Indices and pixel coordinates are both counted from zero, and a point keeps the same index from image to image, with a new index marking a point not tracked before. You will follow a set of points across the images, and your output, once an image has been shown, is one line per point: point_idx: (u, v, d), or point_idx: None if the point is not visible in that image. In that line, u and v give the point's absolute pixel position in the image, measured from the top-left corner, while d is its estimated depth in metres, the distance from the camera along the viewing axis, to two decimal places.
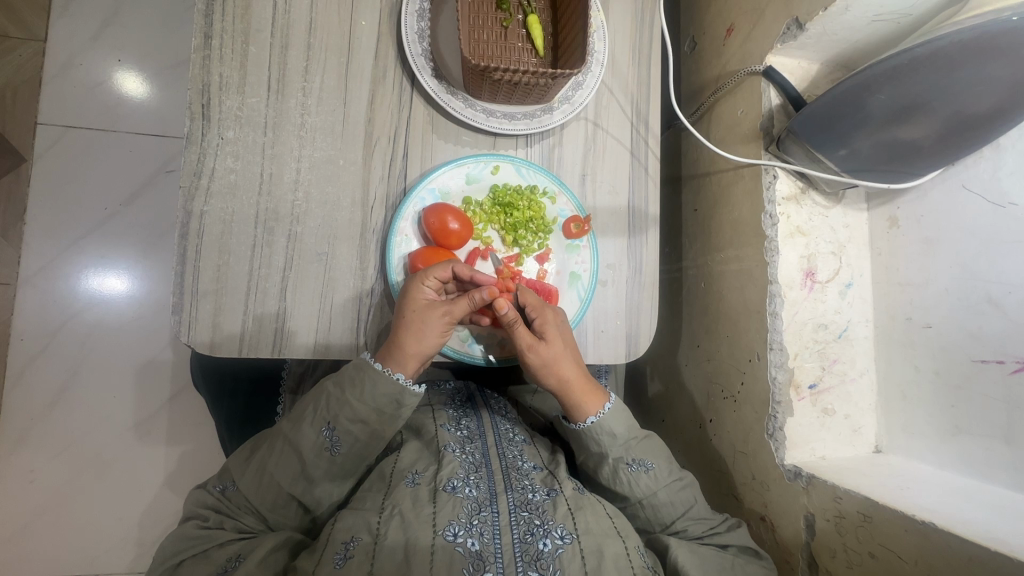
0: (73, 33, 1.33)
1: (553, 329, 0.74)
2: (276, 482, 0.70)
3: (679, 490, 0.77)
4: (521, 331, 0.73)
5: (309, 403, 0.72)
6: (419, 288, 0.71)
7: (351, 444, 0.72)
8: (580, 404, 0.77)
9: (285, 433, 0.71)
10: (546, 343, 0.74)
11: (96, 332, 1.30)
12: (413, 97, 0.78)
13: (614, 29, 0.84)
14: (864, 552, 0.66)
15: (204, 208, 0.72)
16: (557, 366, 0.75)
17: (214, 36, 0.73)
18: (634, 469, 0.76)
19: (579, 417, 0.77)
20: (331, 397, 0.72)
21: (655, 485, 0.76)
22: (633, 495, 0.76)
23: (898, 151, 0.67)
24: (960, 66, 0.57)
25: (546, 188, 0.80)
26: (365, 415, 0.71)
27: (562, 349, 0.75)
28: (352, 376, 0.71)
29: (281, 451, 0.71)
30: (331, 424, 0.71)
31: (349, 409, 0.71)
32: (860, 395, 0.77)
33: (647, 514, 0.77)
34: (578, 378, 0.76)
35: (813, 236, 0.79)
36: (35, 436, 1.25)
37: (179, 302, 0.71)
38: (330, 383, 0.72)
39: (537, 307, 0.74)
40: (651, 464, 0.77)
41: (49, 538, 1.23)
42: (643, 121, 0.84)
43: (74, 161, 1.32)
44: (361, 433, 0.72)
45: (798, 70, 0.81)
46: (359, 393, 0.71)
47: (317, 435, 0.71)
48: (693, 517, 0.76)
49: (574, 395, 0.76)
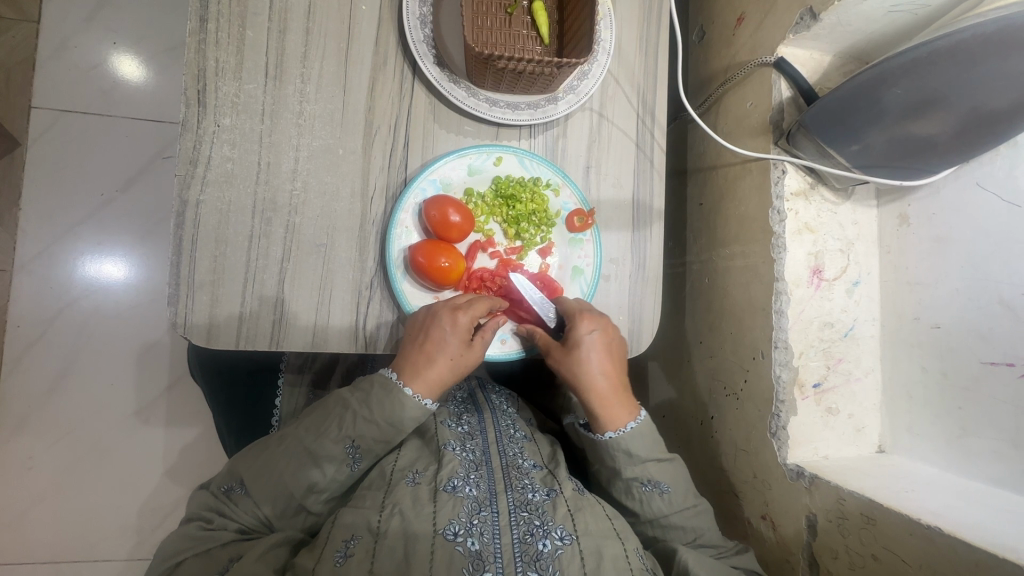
0: (67, 15, 1.30)
1: (572, 333, 0.74)
2: (288, 491, 0.69)
3: (692, 516, 0.75)
4: (541, 335, 0.76)
5: (333, 416, 0.71)
6: (452, 319, 0.71)
7: (371, 460, 0.72)
8: (613, 411, 0.75)
9: (305, 444, 0.70)
10: (566, 352, 0.74)
11: (93, 319, 1.29)
12: (414, 85, 0.76)
13: (622, 17, 0.81)
14: (867, 554, 0.65)
15: (200, 197, 0.70)
16: (577, 375, 0.75)
17: (210, 20, 0.71)
18: (647, 489, 0.75)
19: (600, 427, 0.75)
20: (358, 415, 0.71)
21: (668, 508, 0.75)
22: (645, 514, 0.75)
23: (911, 147, 0.65)
24: (982, 60, 0.55)
25: (549, 180, 0.78)
26: (389, 435, 0.72)
27: (583, 359, 0.74)
28: (379, 395, 0.71)
29: (298, 463, 0.69)
30: (356, 441, 0.71)
31: (376, 429, 0.71)
32: (865, 395, 0.76)
33: (655, 533, 0.76)
34: (601, 388, 0.75)
35: (821, 233, 0.77)
36: (33, 423, 1.25)
37: (176, 292, 0.70)
38: (356, 399, 0.72)
39: (571, 312, 0.75)
40: (667, 487, 0.75)
41: (49, 525, 1.23)
42: (649, 112, 0.82)
43: (70, 145, 1.30)
44: (383, 449, 0.73)
45: (810, 61, 0.79)
46: (386, 414, 0.70)
47: (341, 451, 0.70)
48: (702, 543, 0.75)
49: (592, 406, 0.76)
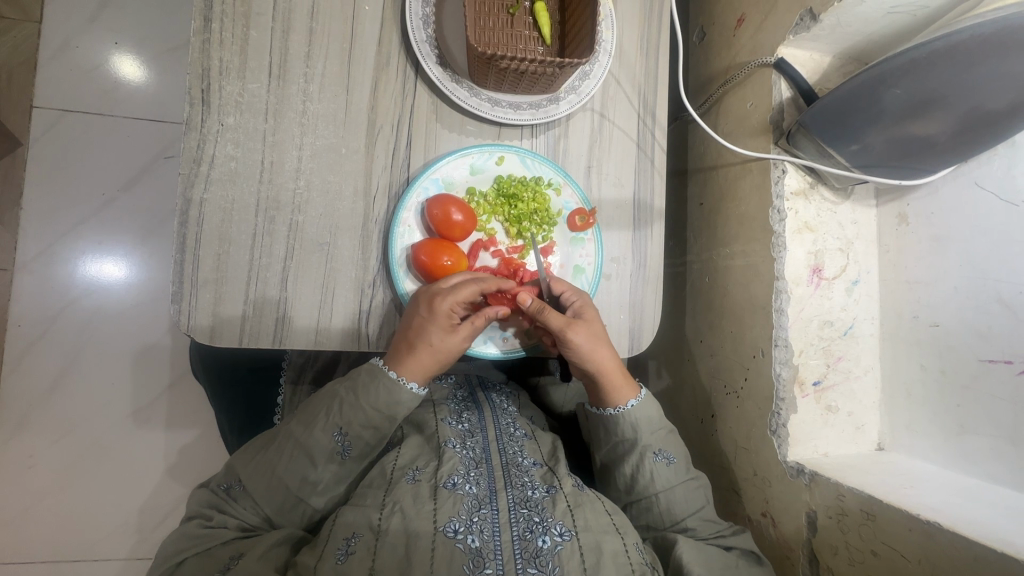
0: (69, 16, 1.31)
1: (585, 309, 0.76)
2: (283, 484, 0.70)
3: (694, 488, 0.77)
4: (554, 317, 0.72)
5: (321, 406, 0.72)
6: (438, 304, 0.70)
7: (361, 449, 0.73)
8: (610, 394, 0.77)
9: (295, 437, 0.70)
10: (587, 326, 0.74)
11: (93, 318, 1.29)
12: (416, 85, 0.77)
13: (623, 18, 0.82)
14: (867, 550, 0.66)
15: (204, 196, 0.71)
16: (596, 349, 0.75)
17: (214, 19, 0.71)
18: (658, 460, 0.76)
19: (626, 396, 0.77)
20: (344, 403, 0.71)
21: (674, 479, 0.76)
22: (652, 486, 0.76)
23: (911, 147, 0.66)
24: (980, 61, 0.56)
25: (551, 179, 0.78)
26: (376, 421, 0.72)
27: (598, 332, 0.75)
28: (364, 382, 0.72)
29: (290, 455, 0.70)
30: (343, 429, 0.71)
31: (363, 415, 0.71)
32: (864, 393, 0.77)
33: (660, 509, 0.76)
34: (616, 362, 0.77)
35: (821, 232, 0.78)
36: (33, 421, 1.25)
37: (179, 291, 0.70)
38: (343, 389, 0.72)
39: (573, 294, 0.76)
40: (674, 457, 0.77)
41: (49, 524, 1.23)
42: (650, 112, 0.83)
43: (72, 145, 1.30)
44: (371, 437, 0.73)
45: (810, 62, 0.80)
46: (372, 399, 0.71)
47: (329, 440, 0.71)
48: (703, 517, 0.76)
49: (613, 378, 0.76)
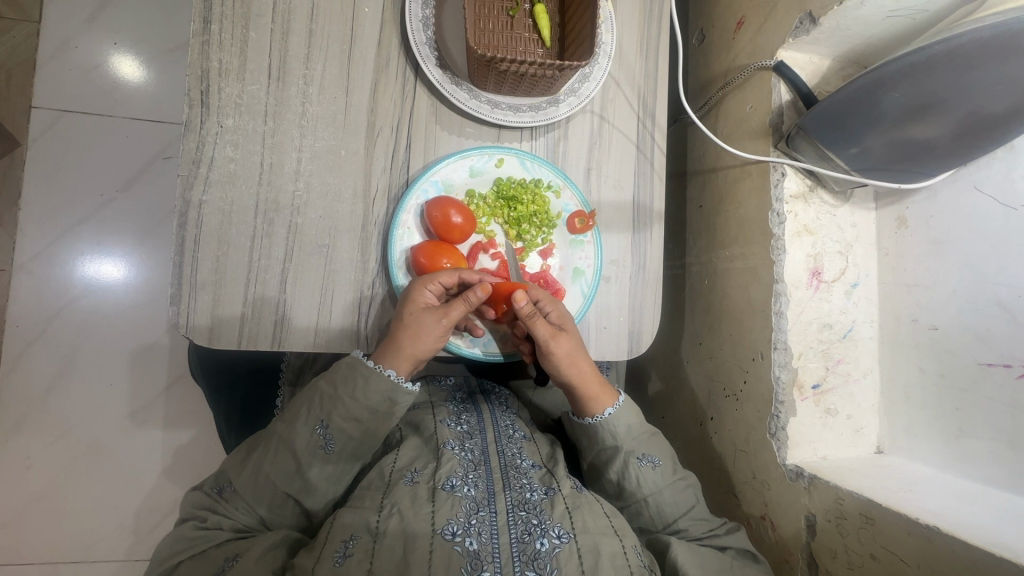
0: (69, 16, 1.30)
1: (564, 321, 0.75)
2: (272, 482, 0.70)
3: (682, 489, 0.77)
4: (542, 325, 0.72)
5: (303, 402, 0.72)
6: (420, 292, 0.70)
7: (345, 442, 0.72)
8: (584, 403, 0.78)
9: (279, 434, 0.71)
10: (566, 335, 0.74)
11: (92, 319, 1.29)
12: (416, 87, 0.77)
13: (623, 20, 0.82)
14: (865, 554, 0.66)
15: (202, 198, 0.71)
16: (574, 358, 0.75)
17: (214, 21, 0.71)
18: (642, 464, 0.76)
19: (604, 403, 0.78)
20: (325, 396, 0.71)
21: (662, 481, 0.76)
22: (639, 491, 0.76)
23: (910, 150, 0.66)
24: (979, 65, 0.56)
25: (550, 182, 0.78)
26: (358, 413, 0.71)
27: (574, 341, 0.75)
28: (345, 374, 0.71)
29: (276, 452, 0.70)
30: (325, 421, 0.71)
31: (342, 407, 0.71)
32: (863, 396, 0.77)
33: (650, 512, 0.76)
34: (593, 371, 0.77)
35: (820, 235, 0.78)
36: (31, 422, 1.24)
37: (177, 292, 0.70)
38: (324, 382, 0.72)
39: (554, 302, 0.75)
40: (658, 460, 0.77)
41: (46, 526, 1.23)
42: (650, 115, 0.83)
43: (71, 145, 1.30)
44: (355, 430, 0.72)
45: (810, 65, 0.80)
46: (351, 390, 0.71)
47: (311, 433, 0.70)
48: (695, 517, 0.76)
49: (591, 388, 0.77)
